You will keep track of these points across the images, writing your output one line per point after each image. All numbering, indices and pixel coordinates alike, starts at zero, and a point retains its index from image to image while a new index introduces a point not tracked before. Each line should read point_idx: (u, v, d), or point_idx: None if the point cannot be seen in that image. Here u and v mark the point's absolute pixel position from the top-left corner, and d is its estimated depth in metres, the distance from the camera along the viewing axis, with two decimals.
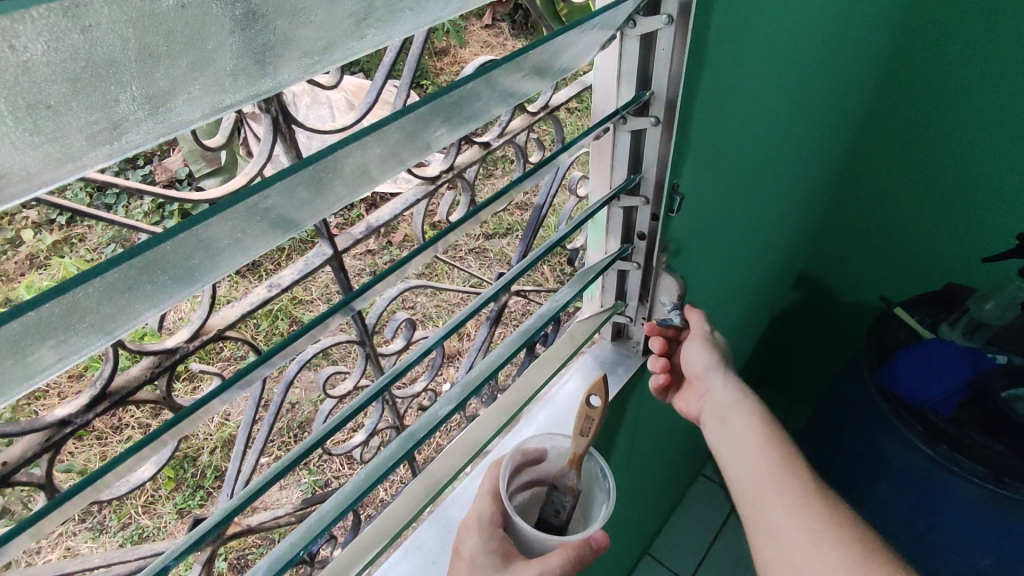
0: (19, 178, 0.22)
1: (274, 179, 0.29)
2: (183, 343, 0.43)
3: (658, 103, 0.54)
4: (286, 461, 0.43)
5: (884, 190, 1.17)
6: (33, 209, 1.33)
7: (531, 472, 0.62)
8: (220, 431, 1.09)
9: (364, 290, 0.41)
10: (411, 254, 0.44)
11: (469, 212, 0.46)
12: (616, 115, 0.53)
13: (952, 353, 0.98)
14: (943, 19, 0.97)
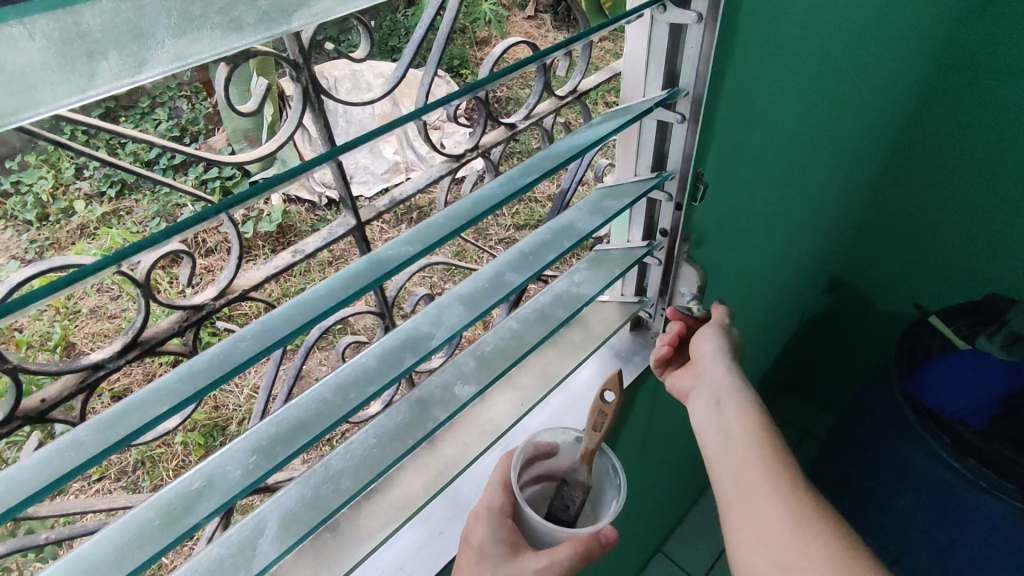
0: (49, 97, 0.25)
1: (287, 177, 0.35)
2: (210, 300, 0.45)
3: (686, 101, 0.55)
4: (289, 416, 0.44)
5: (926, 196, 1.14)
6: (86, 181, 1.39)
7: (541, 467, 0.63)
8: (249, 403, 1.12)
9: (398, 268, 0.41)
10: (447, 234, 0.43)
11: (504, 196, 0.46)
12: (651, 108, 0.53)
13: (986, 367, 0.95)
14: (999, 19, 0.93)
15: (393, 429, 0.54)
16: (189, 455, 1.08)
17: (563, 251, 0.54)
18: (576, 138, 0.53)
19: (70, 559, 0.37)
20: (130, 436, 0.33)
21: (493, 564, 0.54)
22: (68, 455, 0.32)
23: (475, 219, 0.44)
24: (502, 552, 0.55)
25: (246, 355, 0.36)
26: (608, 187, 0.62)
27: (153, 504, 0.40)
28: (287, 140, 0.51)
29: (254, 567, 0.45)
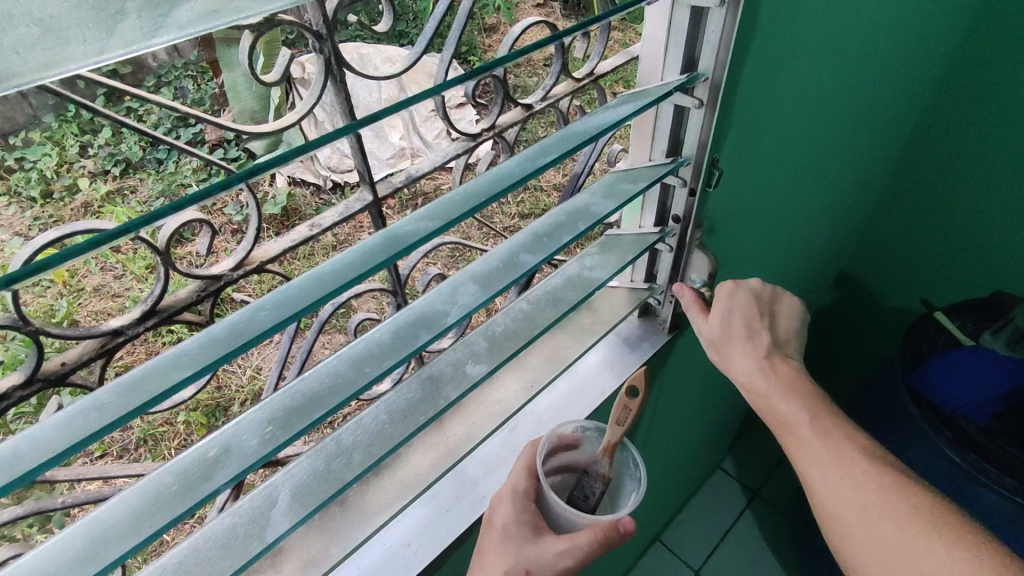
0: (79, 52, 0.25)
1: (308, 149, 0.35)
2: (227, 271, 0.45)
3: (704, 86, 0.54)
4: (305, 386, 0.44)
5: (936, 192, 1.13)
6: (90, 159, 1.39)
7: (564, 457, 0.63)
8: (252, 384, 1.12)
9: (419, 244, 0.41)
10: (467, 212, 0.43)
11: (523, 175, 0.46)
12: (671, 93, 0.53)
13: (991, 361, 0.95)
14: (1016, 15, 0.92)
15: (404, 405, 0.54)
16: (192, 435, 1.08)
17: (578, 234, 0.54)
18: (594, 120, 0.52)
19: (85, 520, 0.38)
20: (153, 402, 0.33)
21: (516, 544, 0.54)
22: (89, 418, 0.32)
23: (494, 198, 0.44)
24: (524, 532, 0.55)
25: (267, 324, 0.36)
26: (622, 172, 0.62)
27: (167, 470, 0.40)
28: (305, 113, 0.51)
29: (266, 536, 0.46)
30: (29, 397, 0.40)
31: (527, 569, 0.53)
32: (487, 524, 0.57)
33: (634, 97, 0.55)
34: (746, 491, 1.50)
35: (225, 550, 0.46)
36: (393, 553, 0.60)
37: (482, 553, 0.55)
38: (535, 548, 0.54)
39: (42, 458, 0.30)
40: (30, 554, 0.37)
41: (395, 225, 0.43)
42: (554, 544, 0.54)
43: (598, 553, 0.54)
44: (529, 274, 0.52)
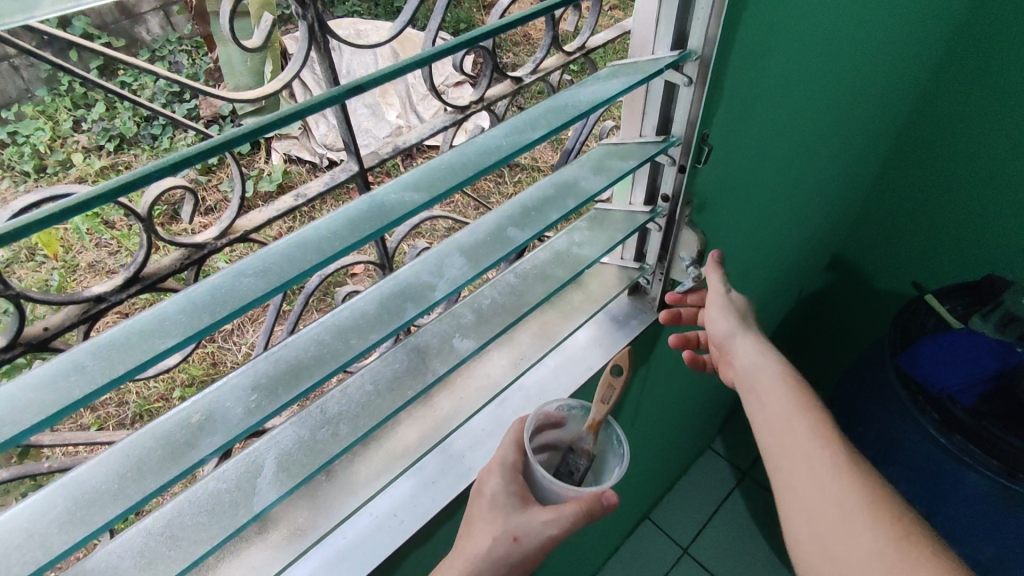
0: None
1: (292, 117, 0.35)
2: (211, 240, 0.45)
3: (694, 63, 0.54)
4: (290, 356, 0.45)
5: (931, 176, 1.13)
6: (83, 133, 1.38)
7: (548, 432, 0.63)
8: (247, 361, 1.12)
9: (405, 217, 0.41)
10: (455, 186, 0.42)
11: (512, 150, 0.45)
12: (662, 70, 0.52)
13: (978, 344, 0.96)
14: None
15: (390, 376, 0.55)
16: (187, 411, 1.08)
17: (568, 210, 0.54)
18: (583, 94, 0.52)
19: (67, 480, 0.38)
20: (138, 369, 0.33)
21: (505, 512, 0.56)
22: (71, 379, 0.32)
23: (481, 171, 0.43)
24: (512, 503, 0.56)
25: (254, 295, 0.36)
26: (612, 146, 0.62)
27: (153, 436, 0.41)
28: (290, 80, 0.50)
29: (253, 506, 0.46)
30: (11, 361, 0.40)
31: (515, 536, 0.54)
32: (476, 493, 0.58)
33: (624, 71, 0.54)
34: (736, 471, 1.52)
35: (210, 516, 0.46)
36: (379, 523, 0.61)
37: (471, 520, 0.57)
38: (522, 516, 0.55)
39: (27, 421, 0.30)
40: (11, 512, 0.37)
41: (380, 193, 0.43)
42: (542, 514, 0.55)
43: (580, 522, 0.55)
44: (520, 252, 0.52)
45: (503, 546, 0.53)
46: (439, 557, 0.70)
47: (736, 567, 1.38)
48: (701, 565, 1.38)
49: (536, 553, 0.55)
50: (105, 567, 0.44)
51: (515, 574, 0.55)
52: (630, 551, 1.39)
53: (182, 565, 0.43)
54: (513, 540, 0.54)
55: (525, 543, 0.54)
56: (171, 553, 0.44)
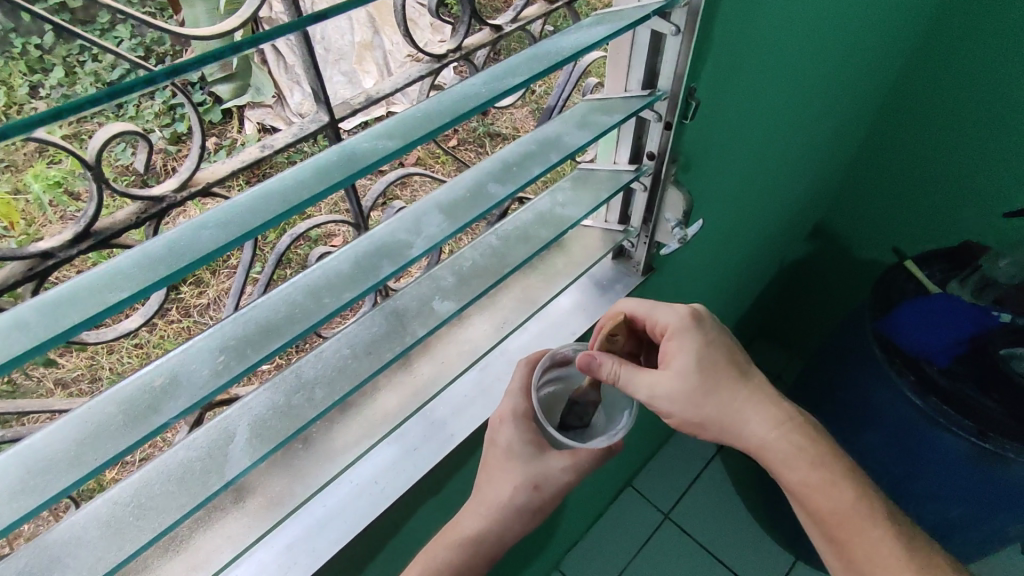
0: None
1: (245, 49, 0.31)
2: (170, 192, 0.41)
3: (681, 12, 0.51)
4: (258, 315, 0.42)
5: (915, 141, 1.12)
6: (36, 99, 1.32)
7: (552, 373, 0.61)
8: None
9: (377, 165, 0.38)
10: (431, 132, 0.40)
11: (491, 97, 0.43)
12: (647, 17, 0.50)
13: (956, 308, 0.97)
14: None
15: (367, 340, 0.52)
16: None
17: (550, 165, 0.52)
18: (566, 41, 0.49)
19: (20, 449, 0.36)
20: (89, 322, 0.30)
21: (527, 459, 0.58)
22: (13, 337, 0.30)
23: (458, 118, 0.41)
24: (529, 449, 0.59)
25: (215, 244, 0.33)
26: (596, 101, 0.59)
27: (111, 400, 0.38)
28: (252, 17, 0.45)
29: (225, 474, 0.44)
30: None
31: (535, 484, 0.58)
32: (489, 441, 0.60)
33: (609, 18, 0.51)
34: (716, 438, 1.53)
35: (179, 484, 0.44)
36: (359, 490, 0.59)
37: (489, 468, 0.60)
38: (541, 464, 0.58)
39: None
40: None
41: (351, 142, 0.40)
42: (558, 460, 0.58)
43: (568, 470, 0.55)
44: (500, 208, 0.50)
45: (524, 494, 0.58)
46: (424, 523, 0.70)
47: (716, 530, 1.40)
48: (681, 529, 1.40)
49: (556, 494, 0.60)
50: (69, 539, 0.42)
51: (537, 511, 0.60)
52: (612, 517, 1.41)
53: (149, 535, 0.41)
54: (534, 487, 0.58)
55: (547, 489, 0.58)
56: (139, 523, 0.42)
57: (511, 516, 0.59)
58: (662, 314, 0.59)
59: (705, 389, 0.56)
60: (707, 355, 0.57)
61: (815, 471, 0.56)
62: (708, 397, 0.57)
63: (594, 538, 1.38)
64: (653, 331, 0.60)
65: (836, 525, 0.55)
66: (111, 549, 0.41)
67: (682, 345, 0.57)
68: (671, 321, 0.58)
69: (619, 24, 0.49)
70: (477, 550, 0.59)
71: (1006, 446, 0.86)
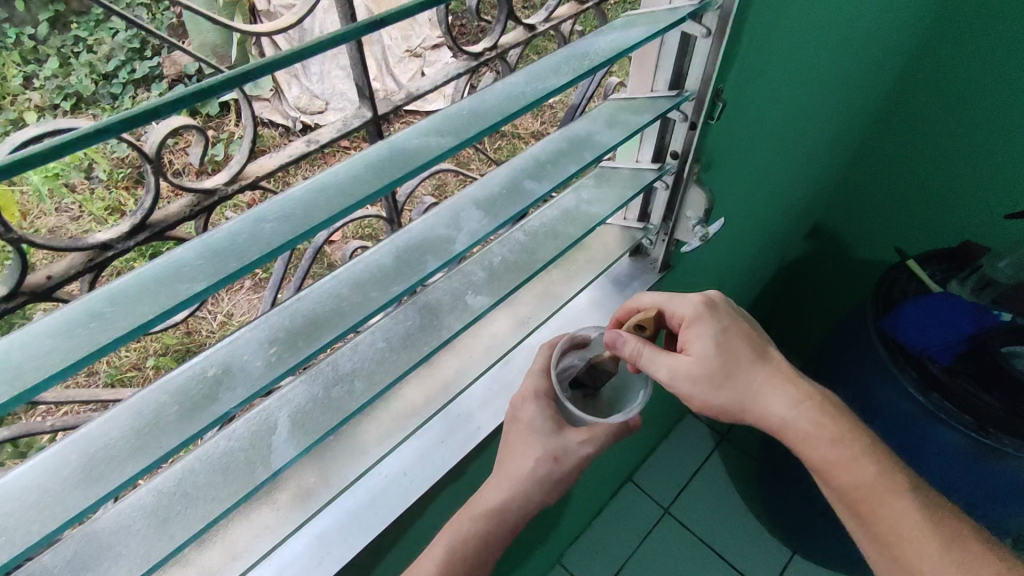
0: None
1: (314, 49, 0.32)
2: (221, 185, 0.43)
3: (713, 15, 0.52)
4: (307, 308, 0.43)
5: (917, 144, 1.15)
6: (35, 92, 1.32)
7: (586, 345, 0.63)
8: (223, 329, 1.02)
9: (432, 163, 0.39)
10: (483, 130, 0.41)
11: (537, 96, 0.43)
12: (682, 20, 0.50)
13: (958, 307, 0.98)
14: None
15: (403, 333, 0.53)
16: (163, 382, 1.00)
17: (585, 164, 0.53)
18: (602, 42, 0.50)
19: (78, 437, 0.36)
20: (165, 315, 0.31)
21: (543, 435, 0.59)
22: (90, 326, 0.30)
23: (507, 118, 0.42)
24: (550, 425, 0.59)
25: (283, 240, 0.34)
26: (622, 101, 0.60)
27: (167, 389, 0.39)
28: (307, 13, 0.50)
29: (272, 464, 0.45)
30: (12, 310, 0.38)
31: (556, 456, 0.58)
32: (513, 420, 0.60)
33: (641, 20, 0.52)
34: (716, 434, 1.56)
35: (225, 474, 0.45)
36: (388, 482, 0.60)
37: (508, 444, 0.59)
38: (561, 438, 0.58)
39: (48, 369, 0.28)
40: (19, 470, 0.35)
41: (400, 138, 0.41)
42: (576, 434, 0.58)
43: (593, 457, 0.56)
44: (537, 205, 0.51)
45: (545, 466, 0.57)
46: (443, 514, 0.70)
47: (717, 524, 1.42)
48: (681, 523, 1.42)
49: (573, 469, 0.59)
50: (116, 528, 0.42)
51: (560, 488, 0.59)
52: (615, 511, 1.43)
53: (199, 525, 0.42)
54: (555, 460, 0.58)
55: (566, 462, 0.58)
56: (187, 512, 0.43)
57: (532, 487, 0.58)
58: (677, 304, 0.61)
59: (727, 370, 0.58)
60: (725, 339, 0.59)
61: (845, 448, 0.57)
62: (730, 378, 0.58)
63: (596, 532, 1.40)
64: (670, 323, 0.62)
65: (862, 502, 0.56)
66: (161, 539, 0.42)
67: (700, 330, 0.59)
68: (687, 311, 0.60)
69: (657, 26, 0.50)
70: (504, 522, 0.58)
71: (1005, 442, 0.88)
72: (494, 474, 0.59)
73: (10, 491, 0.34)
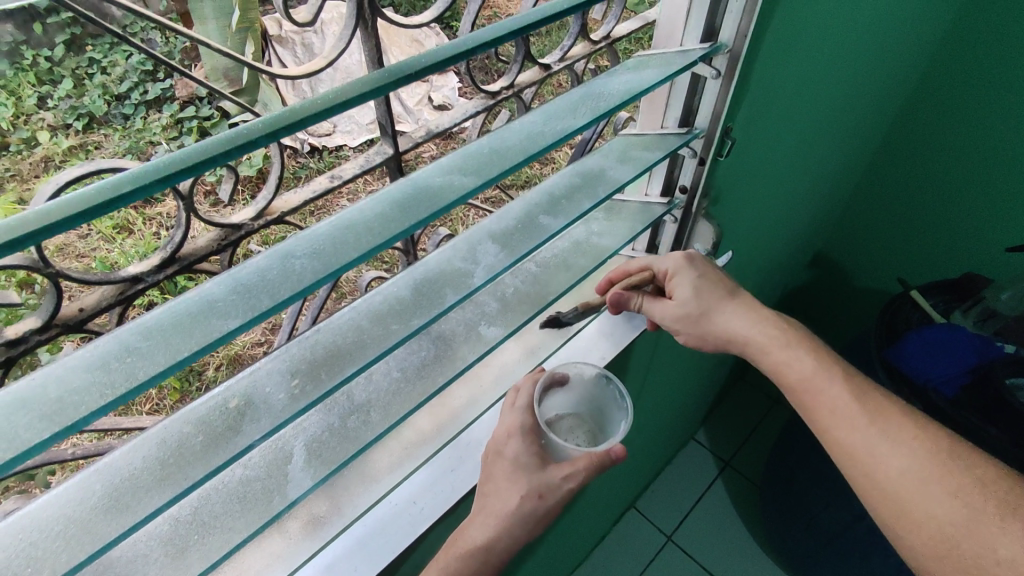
0: None
1: (351, 100, 0.34)
2: (250, 220, 0.47)
3: (724, 57, 0.54)
4: (323, 339, 0.44)
5: (917, 176, 1.16)
6: (48, 112, 1.34)
7: (563, 371, 0.63)
8: (228, 349, 1.01)
9: (460, 203, 0.40)
10: (508, 170, 0.42)
11: (558, 138, 0.45)
12: (694, 62, 0.52)
13: (961, 339, 0.99)
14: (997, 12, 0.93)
15: (417, 364, 0.54)
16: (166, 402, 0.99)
17: (600, 200, 0.54)
18: (617, 83, 0.52)
19: (102, 468, 0.37)
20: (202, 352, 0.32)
21: (527, 471, 0.56)
22: (127, 361, 0.31)
23: (529, 158, 0.43)
24: (534, 462, 0.56)
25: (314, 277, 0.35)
26: (633, 136, 0.62)
27: (189, 420, 0.40)
28: (336, 57, 0.53)
29: (289, 494, 0.45)
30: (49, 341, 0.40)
31: (540, 493, 0.55)
32: (495, 454, 0.57)
33: (653, 62, 0.54)
34: (719, 461, 1.55)
35: (243, 503, 0.45)
36: (397, 511, 0.60)
37: (491, 478, 0.56)
38: (543, 475, 0.55)
39: (87, 405, 0.29)
40: (45, 498, 0.36)
41: (425, 177, 0.42)
42: (559, 470, 0.56)
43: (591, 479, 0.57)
44: (554, 240, 0.52)
45: (530, 504, 0.54)
46: None
47: (721, 553, 1.41)
48: (685, 552, 1.41)
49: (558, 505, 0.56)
50: (134, 556, 0.43)
51: (538, 528, 0.56)
52: (616, 540, 1.41)
53: (217, 554, 0.42)
54: (539, 497, 0.55)
55: (550, 499, 0.55)
56: (204, 541, 0.43)
57: (516, 527, 0.54)
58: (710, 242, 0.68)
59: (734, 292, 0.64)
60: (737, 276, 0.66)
61: None
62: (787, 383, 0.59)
63: (599, 560, 1.38)
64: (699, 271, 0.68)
65: None
66: (179, 568, 0.42)
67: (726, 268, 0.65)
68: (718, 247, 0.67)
69: (671, 69, 0.51)
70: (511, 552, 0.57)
71: None
72: (475, 513, 0.56)
73: (35, 521, 0.35)
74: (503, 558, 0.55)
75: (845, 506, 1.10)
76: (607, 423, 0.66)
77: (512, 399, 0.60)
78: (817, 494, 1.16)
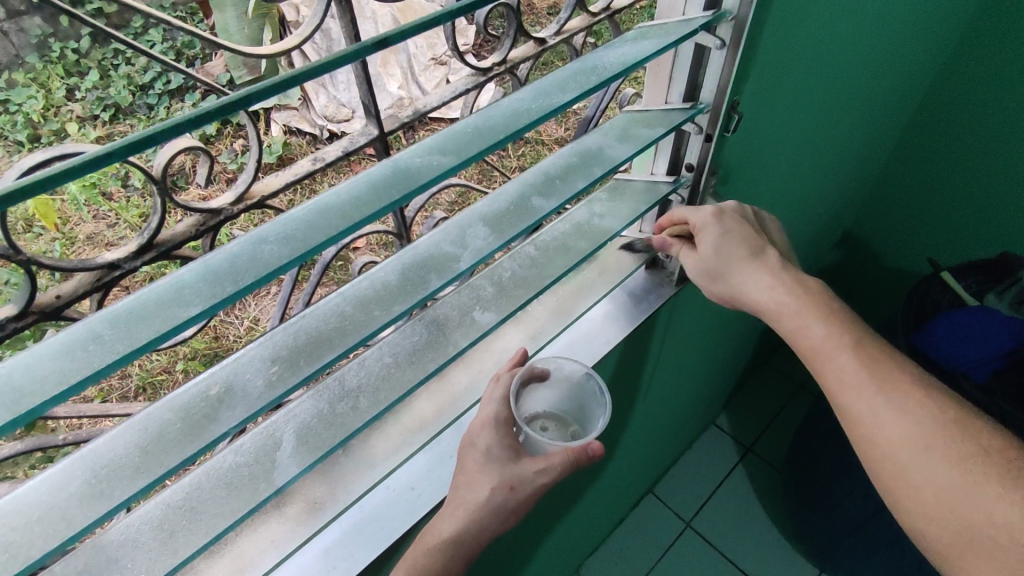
0: None
1: (317, 72, 0.32)
2: (229, 205, 0.48)
3: (728, 25, 0.51)
4: (301, 325, 0.43)
5: (950, 151, 1.10)
6: (77, 103, 1.38)
7: (543, 366, 0.63)
8: (250, 333, 1.02)
9: (435, 182, 0.39)
10: (488, 147, 0.40)
11: (544, 114, 0.43)
12: (695, 31, 0.49)
13: (994, 321, 0.93)
14: None
15: (408, 349, 0.53)
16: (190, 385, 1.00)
17: (594, 179, 0.52)
18: (612, 55, 0.49)
19: (85, 453, 0.37)
20: (164, 337, 0.31)
21: (501, 463, 0.55)
22: (90, 349, 0.31)
23: (511, 135, 0.41)
24: (508, 455, 0.56)
25: (281, 261, 0.34)
26: (636, 113, 0.59)
27: (172, 404, 0.40)
28: (311, 34, 0.52)
29: (274, 480, 0.45)
30: (25, 330, 0.42)
31: (511, 485, 0.54)
32: (469, 445, 0.57)
33: (653, 32, 0.52)
34: (739, 447, 1.52)
35: (230, 490, 0.45)
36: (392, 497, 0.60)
37: (463, 470, 0.56)
38: (516, 467, 0.55)
39: (45, 393, 0.29)
40: (29, 483, 0.36)
41: (405, 156, 0.41)
42: (533, 463, 0.55)
43: (571, 469, 0.55)
44: (545, 220, 0.50)
45: (500, 496, 0.53)
46: None
47: (737, 540, 1.38)
48: (704, 538, 1.39)
49: (531, 498, 0.55)
50: (124, 541, 0.43)
51: (511, 521, 0.55)
52: (632, 526, 1.40)
53: (203, 539, 0.42)
54: (510, 489, 0.54)
55: (521, 491, 0.54)
56: (191, 527, 0.43)
57: (485, 520, 0.53)
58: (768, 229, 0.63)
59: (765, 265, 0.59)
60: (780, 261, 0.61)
61: None
62: None
63: (614, 545, 1.38)
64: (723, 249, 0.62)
65: None
66: (165, 553, 0.42)
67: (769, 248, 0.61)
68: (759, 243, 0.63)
69: (670, 39, 0.48)
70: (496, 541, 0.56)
71: None
72: (446, 505, 0.54)
73: (17, 506, 0.35)
74: (477, 549, 0.54)
75: (867, 496, 1.06)
76: (585, 420, 0.65)
77: (489, 391, 0.59)
78: (839, 482, 1.12)
